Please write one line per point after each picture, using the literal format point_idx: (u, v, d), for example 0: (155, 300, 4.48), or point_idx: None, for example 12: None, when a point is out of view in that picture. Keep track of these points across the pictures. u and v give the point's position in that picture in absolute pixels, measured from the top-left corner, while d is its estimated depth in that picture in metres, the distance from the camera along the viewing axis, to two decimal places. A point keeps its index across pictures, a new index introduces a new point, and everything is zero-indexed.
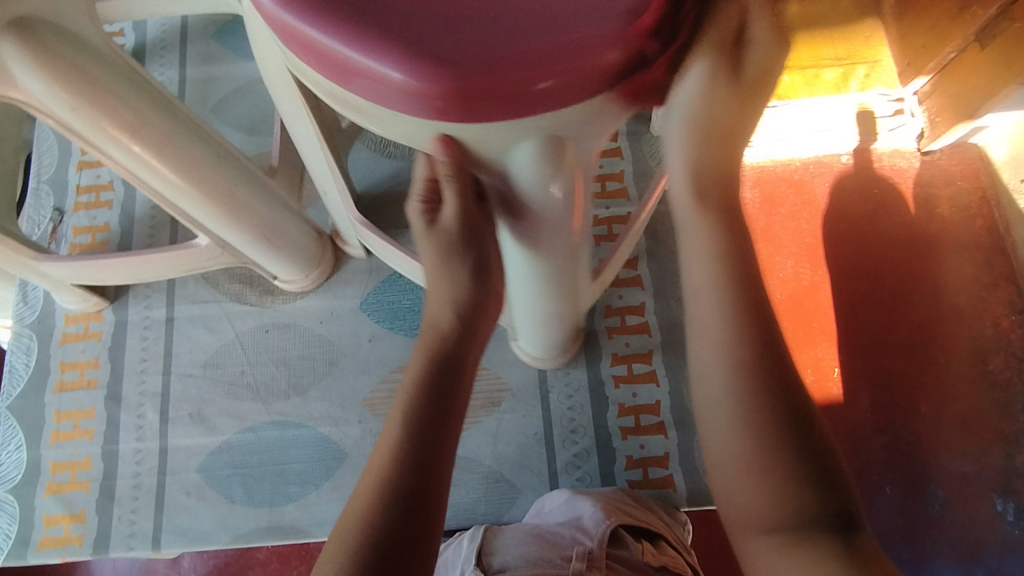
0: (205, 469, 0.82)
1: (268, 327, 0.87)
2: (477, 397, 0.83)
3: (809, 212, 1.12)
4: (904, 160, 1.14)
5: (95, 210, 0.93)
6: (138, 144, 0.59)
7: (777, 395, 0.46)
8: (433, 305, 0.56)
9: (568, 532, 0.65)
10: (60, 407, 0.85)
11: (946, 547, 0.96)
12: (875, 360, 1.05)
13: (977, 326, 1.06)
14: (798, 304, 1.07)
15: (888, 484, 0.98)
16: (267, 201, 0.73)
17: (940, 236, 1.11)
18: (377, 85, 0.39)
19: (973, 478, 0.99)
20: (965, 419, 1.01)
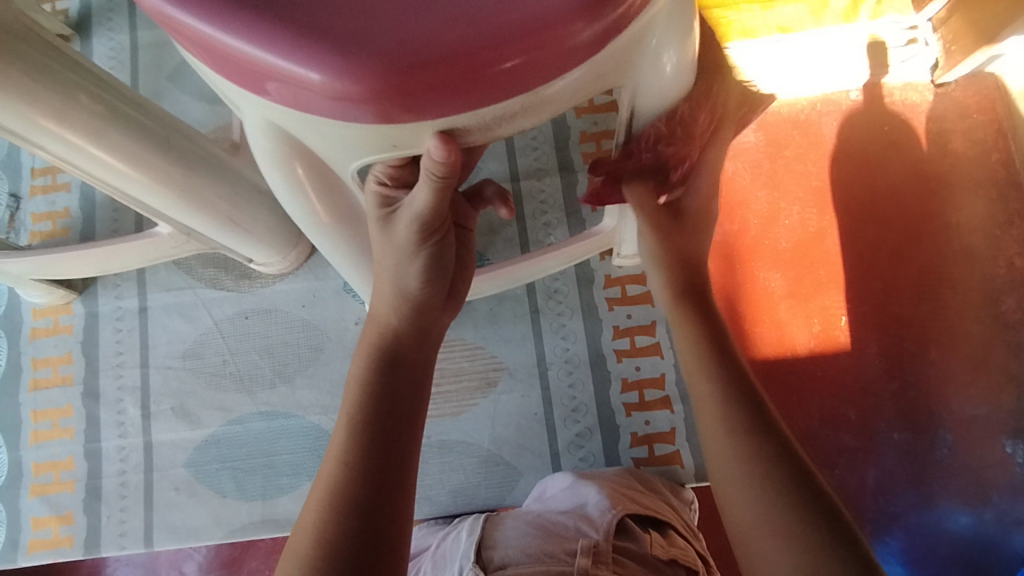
0: (192, 464, 0.79)
1: (247, 313, 0.82)
2: (472, 378, 0.79)
3: (816, 153, 1.05)
4: (916, 94, 1.06)
5: (52, 194, 0.87)
6: (72, 133, 0.53)
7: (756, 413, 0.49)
8: (380, 295, 0.49)
9: (572, 523, 0.62)
10: (36, 406, 0.81)
11: (957, 491, 0.93)
12: (886, 306, 1.00)
13: (990, 267, 1.01)
14: (806, 252, 1.01)
15: (896, 431, 0.95)
16: (230, 184, 0.66)
17: (954, 173, 1.04)
18: (270, 80, 0.33)
19: (983, 422, 0.95)
20: (976, 362, 0.97)
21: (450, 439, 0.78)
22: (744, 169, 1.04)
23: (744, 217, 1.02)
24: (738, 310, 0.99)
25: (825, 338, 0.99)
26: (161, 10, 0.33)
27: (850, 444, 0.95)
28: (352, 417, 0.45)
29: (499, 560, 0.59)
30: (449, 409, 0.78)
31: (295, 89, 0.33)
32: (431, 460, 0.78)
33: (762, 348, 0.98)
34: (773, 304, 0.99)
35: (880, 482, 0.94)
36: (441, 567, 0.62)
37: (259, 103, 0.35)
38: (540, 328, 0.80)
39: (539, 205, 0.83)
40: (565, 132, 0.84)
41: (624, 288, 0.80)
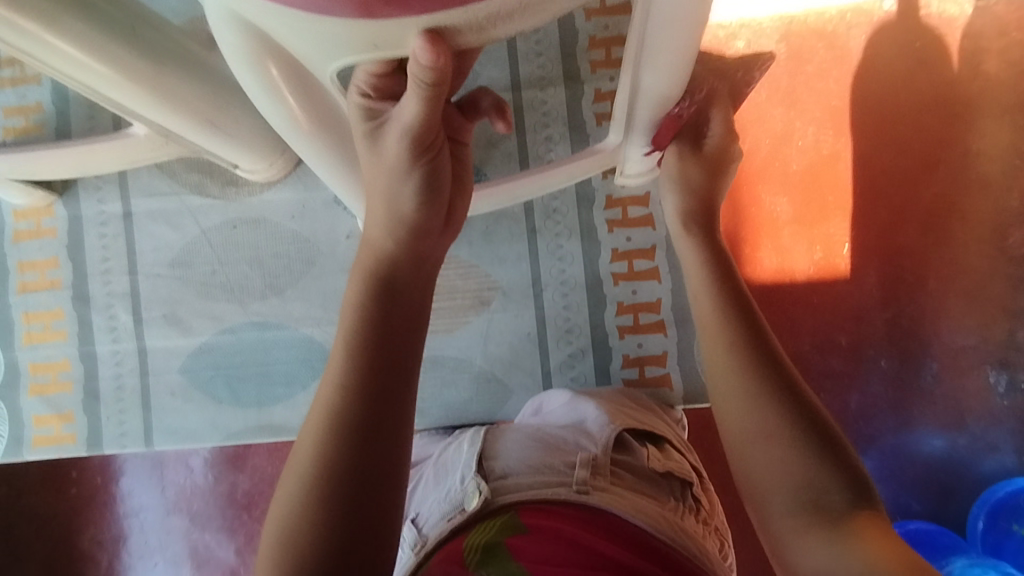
0: (187, 371, 0.80)
1: (235, 222, 0.80)
2: (466, 296, 0.78)
3: (838, 70, 0.98)
4: (954, 6, 0.98)
5: (22, 87, 0.81)
6: (28, 20, 0.49)
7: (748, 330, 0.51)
8: (374, 217, 0.47)
9: (571, 438, 0.63)
10: (27, 308, 0.81)
11: (935, 416, 0.95)
12: (891, 233, 0.97)
13: (1004, 196, 0.97)
14: (816, 175, 0.97)
15: (885, 358, 0.96)
16: (206, 84, 0.62)
17: (983, 95, 0.98)
18: None
19: (970, 352, 0.96)
20: (973, 294, 0.97)
21: (444, 355, 0.78)
22: (760, 84, 0.97)
23: (756, 137, 0.97)
24: (741, 234, 0.97)
25: (825, 266, 0.97)
26: None
27: (837, 369, 0.96)
28: (350, 345, 0.44)
29: (499, 471, 0.60)
30: (442, 326, 0.78)
31: None
32: (423, 375, 0.79)
33: (761, 274, 0.97)
34: (777, 229, 0.97)
35: (862, 406, 0.96)
36: (443, 478, 0.64)
37: None
38: (537, 248, 0.78)
39: (541, 119, 0.78)
40: (573, 36, 0.77)
41: (626, 210, 0.77)
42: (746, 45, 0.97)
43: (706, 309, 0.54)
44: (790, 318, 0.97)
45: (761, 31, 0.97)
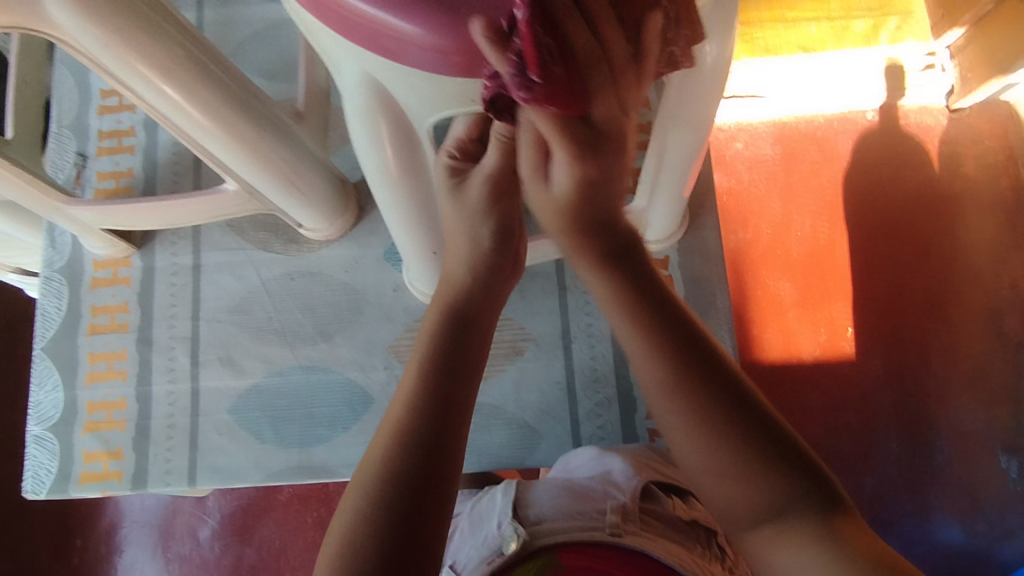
0: (235, 411, 0.85)
1: (293, 274, 0.88)
2: (501, 346, 0.85)
3: (829, 169, 1.10)
4: (931, 117, 1.12)
5: (118, 155, 0.93)
6: (169, 85, 0.57)
7: (678, 336, 0.48)
8: (455, 257, 0.56)
9: (601, 485, 0.66)
10: (93, 349, 0.87)
11: (950, 503, 0.98)
12: (891, 316, 1.05)
13: (994, 286, 1.06)
14: (817, 261, 1.07)
15: (895, 441, 1.00)
16: (293, 149, 0.72)
17: (965, 193, 1.09)
18: (383, 38, 0.39)
19: (980, 435, 1.00)
20: (976, 379, 1.02)
21: (478, 401, 0.83)
22: (759, 180, 1.10)
23: (757, 227, 1.08)
24: (750, 312, 1.05)
25: (830, 347, 1.04)
26: None
27: (851, 453, 1.00)
28: (416, 374, 0.50)
29: (533, 518, 0.63)
30: None
31: (401, 43, 0.39)
32: None
33: (771, 352, 1.03)
34: (782, 311, 1.05)
35: (877, 490, 0.99)
36: (478, 527, 0.67)
37: (367, 56, 0.41)
38: (566, 303, 0.85)
39: None
40: None
41: None
42: (743, 147, 1.10)
43: (611, 318, 0.50)
44: (800, 385, 1.03)
45: (757, 134, 1.11)
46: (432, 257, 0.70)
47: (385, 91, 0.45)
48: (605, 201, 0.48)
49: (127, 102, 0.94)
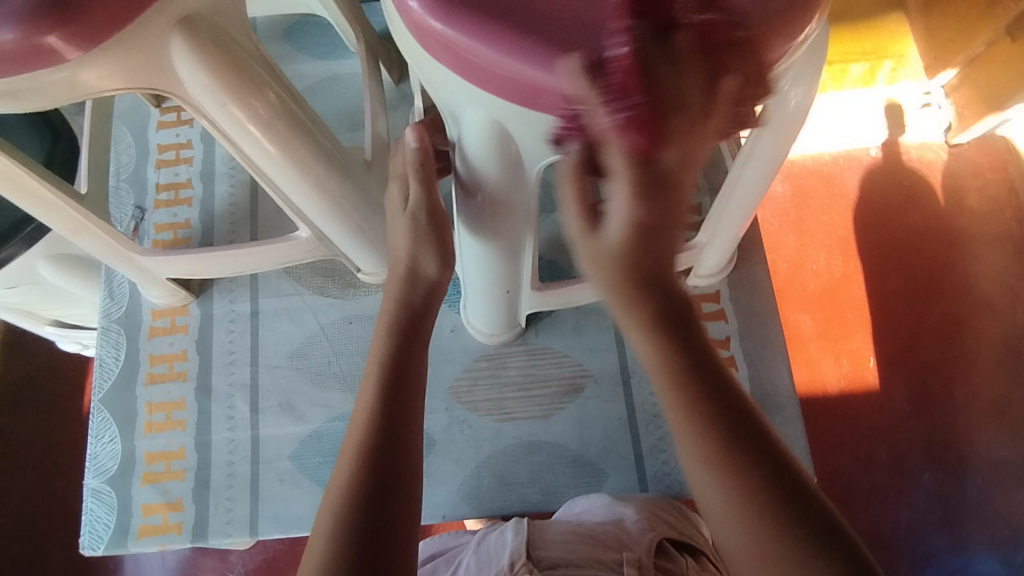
0: (297, 457, 0.84)
1: (351, 318, 0.89)
2: (560, 383, 0.86)
3: (838, 205, 1.14)
4: (932, 153, 1.17)
5: (175, 207, 0.95)
6: (273, 142, 0.59)
7: (744, 433, 0.40)
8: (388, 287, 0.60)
9: (614, 535, 0.67)
10: (152, 398, 0.87)
11: (986, 535, 0.98)
12: (912, 348, 1.07)
13: (1009, 315, 1.08)
14: (833, 294, 1.09)
15: (927, 471, 1.00)
16: (365, 197, 0.74)
17: (970, 227, 1.13)
18: (519, 87, 0.44)
19: (1008, 465, 1.00)
20: (999, 409, 1.03)
21: (540, 439, 0.84)
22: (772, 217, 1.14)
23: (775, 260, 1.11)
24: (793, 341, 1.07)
25: (856, 379, 1.05)
26: (436, 28, 0.44)
27: (882, 484, 1.00)
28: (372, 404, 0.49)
29: (546, 558, 0.61)
30: (538, 412, 0.85)
31: (536, 92, 0.44)
32: (521, 460, 0.84)
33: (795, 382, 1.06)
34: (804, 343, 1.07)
35: (913, 523, 0.98)
36: (485, 564, 0.64)
37: (498, 103, 0.46)
38: (622, 339, 0.87)
39: None
40: None
41: (700, 306, 0.88)
42: None
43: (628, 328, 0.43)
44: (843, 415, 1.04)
45: None
46: (506, 295, 0.75)
47: (506, 137, 0.50)
48: (662, 253, 0.41)
49: (185, 156, 0.97)
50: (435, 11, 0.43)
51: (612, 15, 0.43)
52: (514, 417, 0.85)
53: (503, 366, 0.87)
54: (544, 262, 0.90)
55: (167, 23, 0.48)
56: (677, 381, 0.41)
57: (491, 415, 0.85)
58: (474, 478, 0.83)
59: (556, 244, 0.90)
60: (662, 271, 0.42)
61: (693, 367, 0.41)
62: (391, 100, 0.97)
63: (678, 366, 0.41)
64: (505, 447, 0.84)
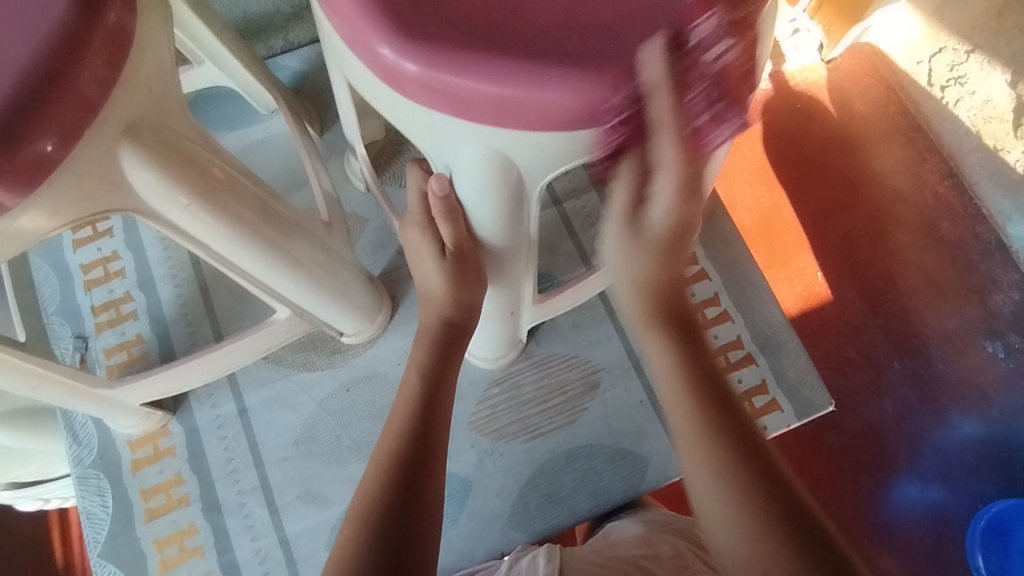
0: (334, 545, 0.79)
1: (348, 385, 0.85)
2: (576, 385, 0.85)
3: (749, 139, 1.18)
4: (813, 73, 1.22)
5: (120, 325, 0.87)
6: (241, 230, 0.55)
7: (727, 415, 0.58)
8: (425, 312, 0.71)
9: (648, 571, 0.68)
10: (158, 535, 0.79)
11: (961, 400, 1.05)
12: (852, 253, 1.13)
13: (920, 200, 1.15)
14: (770, 224, 1.13)
15: (895, 359, 1.07)
16: (332, 260, 0.71)
17: (864, 128, 1.19)
18: (507, 112, 0.47)
19: (959, 332, 1.08)
20: (938, 284, 1.10)
21: (574, 446, 0.83)
22: None
23: None
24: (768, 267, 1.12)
25: (811, 295, 1.10)
26: (418, 70, 0.46)
27: (860, 382, 1.06)
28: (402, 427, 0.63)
29: None
30: (563, 420, 0.84)
31: (528, 118, 0.47)
32: (562, 472, 0.82)
33: None
34: None
35: (897, 409, 1.04)
36: None
37: (489, 131, 0.49)
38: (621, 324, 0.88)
39: (587, 220, 0.92)
40: None
41: (683, 271, 0.90)
42: None
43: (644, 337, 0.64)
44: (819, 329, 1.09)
45: None
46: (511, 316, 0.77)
47: (503, 159, 0.52)
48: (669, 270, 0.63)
49: (114, 269, 0.89)
50: (415, 58, 0.46)
51: (581, 26, 0.47)
52: (543, 432, 0.83)
53: (517, 386, 0.86)
54: None
55: (112, 131, 0.43)
56: (679, 392, 0.60)
57: (519, 436, 0.83)
58: (521, 505, 0.81)
59: None
60: (684, 308, 0.64)
61: (686, 380, 0.60)
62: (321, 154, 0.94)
63: (690, 381, 0.60)
64: (542, 465, 0.82)
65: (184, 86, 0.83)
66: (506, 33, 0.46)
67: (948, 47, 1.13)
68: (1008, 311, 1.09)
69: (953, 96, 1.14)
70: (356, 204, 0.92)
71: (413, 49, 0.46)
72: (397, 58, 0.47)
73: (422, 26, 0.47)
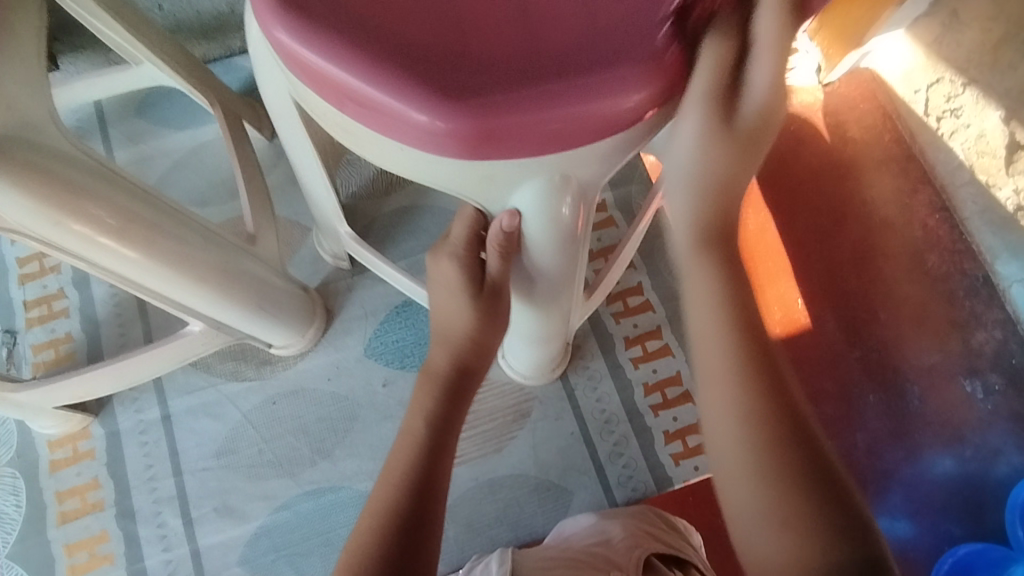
0: (246, 561, 0.77)
1: (275, 398, 0.83)
2: (506, 412, 0.83)
3: None
4: (808, 96, 1.09)
5: (50, 322, 0.86)
6: (131, 248, 0.55)
7: (767, 383, 0.47)
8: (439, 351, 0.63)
9: (601, 555, 0.63)
10: (69, 539, 0.78)
11: (935, 438, 0.91)
12: (833, 280, 0.99)
13: (907, 231, 1.01)
14: (751, 247, 1.01)
15: (871, 393, 0.93)
16: (254, 273, 0.69)
17: (855, 154, 1.06)
18: (415, 133, 0.43)
19: (940, 368, 0.94)
20: (920, 316, 0.97)
21: (499, 475, 0.81)
22: None
23: None
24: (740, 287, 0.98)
25: (789, 323, 0.97)
26: (322, 68, 0.43)
27: (831, 415, 0.92)
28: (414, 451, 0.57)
29: None
30: (490, 447, 0.82)
31: (447, 143, 0.43)
32: (484, 501, 0.80)
33: None
34: None
35: (871, 444, 0.91)
36: None
37: (400, 151, 0.45)
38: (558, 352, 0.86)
39: None
40: None
41: (626, 301, 0.88)
42: None
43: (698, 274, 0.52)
44: None
45: None
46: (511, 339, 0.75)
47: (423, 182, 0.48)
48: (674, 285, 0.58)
49: (51, 264, 0.88)
50: (315, 48, 0.42)
51: (513, 54, 0.43)
52: (468, 459, 0.81)
53: None
54: None
55: None
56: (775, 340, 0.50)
57: None
58: None
59: None
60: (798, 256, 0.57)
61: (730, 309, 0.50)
62: (269, 160, 0.92)
63: (728, 299, 0.50)
64: (464, 492, 0.80)
65: (57, 101, 0.86)
66: (421, 45, 0.42)
67: (945, 78, 1.00)
68: (991, 351, 0.94)
69: (947, 128, 1.00)
70: (299, 213, 0.90)
71: (344, 70, 0.42)
72: (300, 48, 0.43)
73: (359, 41, 0.42)
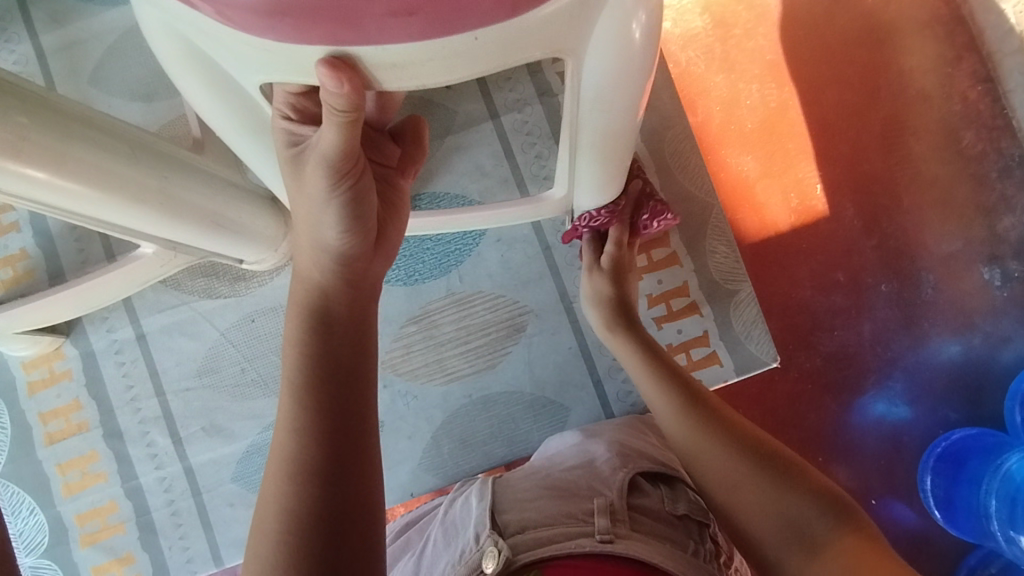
0: (240, 478, 0.77)
1: (253, 316, 0.78)
2: (499, 327, 0.78)
3: (765, 26, 0.90)
4: None
5: (2, 237, 0.79)
6: (35, 167, 0.47)
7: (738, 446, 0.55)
8: (304, 253, 0.49)
9: (586, 480, 0.58)
10: (59, 459, 0.77)
11: (945, 325, 0.85)
12: (861, 164, 0.89)
13: (946, 104, 0.89)
14: (773, 129, 0.88)
15: (884, 282, 0.86)
16: (204, 181, 0.59)
17: (899, 15, 0.90)
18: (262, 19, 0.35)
19: (960, 257, 0.86)
20: (946, 198, 0.87)
21: (492, 392, 0.78)
22: (697, 57, 0.89)
23: (706, 107, 0.88)
24: (753, 173, 0.87)
25: (804, 211, 0.87)
26: None
27: (841, 305, 0.86)
28: (315, 373, 0.45)
29: (515, 522, 0.54)
30: (483, 363, 0.78)
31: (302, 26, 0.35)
32: (478, 417, 0.77)
33: (744, 234, 0.86)
34: (749, 188, 0.87)
35: (877, 334, 0.85)
36: (452, 537, 0.56)
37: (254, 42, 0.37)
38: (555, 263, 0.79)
39: (526, 138, 0.79)
40: None
41: None
42: (672, 26, 0.89)
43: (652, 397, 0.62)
44: (784, 258, 0.86)
45: (684, 8, 0.90)
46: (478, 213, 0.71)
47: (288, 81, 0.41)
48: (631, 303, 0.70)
49: None
50: None
51: None
52: (459, 375, 0.78)
53: (435, 325, 0.79)
54: (448, 197, 0.78)
55: None
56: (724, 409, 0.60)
57: (434, 379, 0.78)
58: (433, 448, 0.77)
59: (457, 172, 0.79)
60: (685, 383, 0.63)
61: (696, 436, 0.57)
62: None
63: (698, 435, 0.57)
64: (457, 409, 0.78)
65: None
66: None
67: None
68: (1017, 237, 0.86)
69: None
70: None
71: None
72: None
73: None
